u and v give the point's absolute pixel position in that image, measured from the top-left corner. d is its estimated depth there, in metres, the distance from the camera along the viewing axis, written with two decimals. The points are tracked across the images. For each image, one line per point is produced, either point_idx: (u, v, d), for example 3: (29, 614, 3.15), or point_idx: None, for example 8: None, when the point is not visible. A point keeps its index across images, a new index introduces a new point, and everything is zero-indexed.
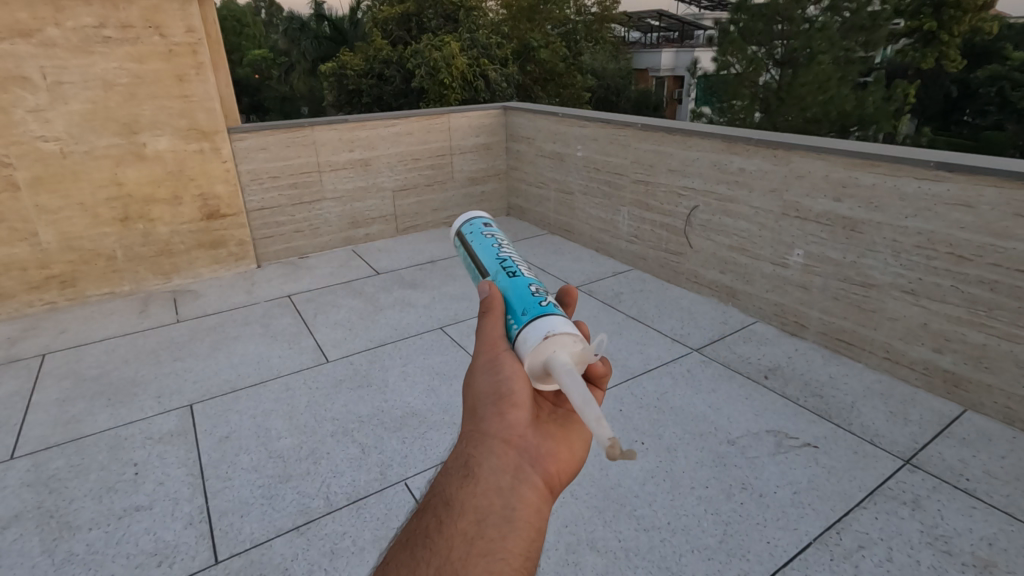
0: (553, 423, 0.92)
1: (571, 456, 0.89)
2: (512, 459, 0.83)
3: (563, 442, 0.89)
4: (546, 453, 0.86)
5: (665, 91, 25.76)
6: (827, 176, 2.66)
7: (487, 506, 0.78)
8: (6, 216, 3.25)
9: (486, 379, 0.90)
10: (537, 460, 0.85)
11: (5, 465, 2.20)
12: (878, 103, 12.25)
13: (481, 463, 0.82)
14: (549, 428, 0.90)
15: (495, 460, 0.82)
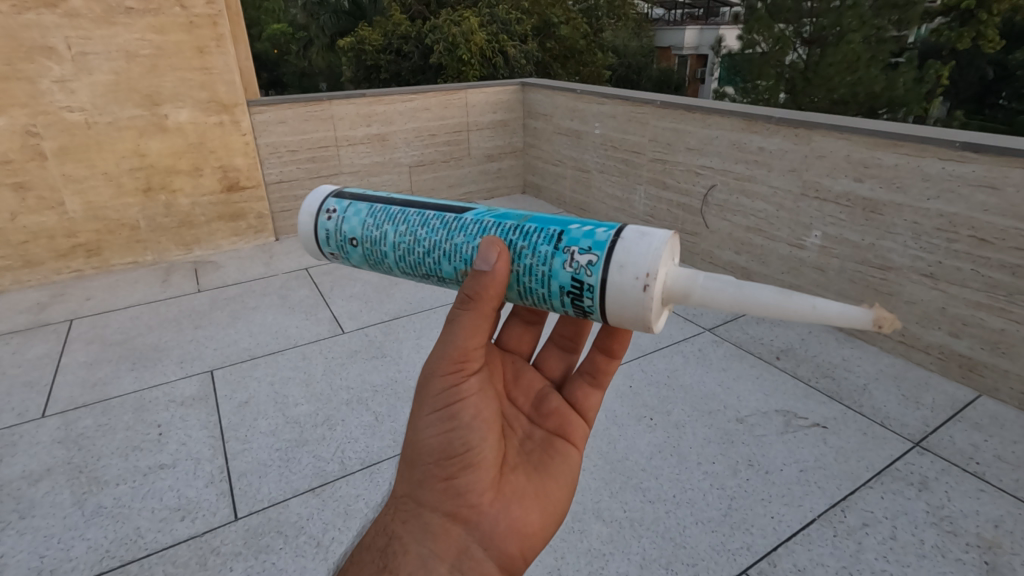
0: (505, 487, 1.02)
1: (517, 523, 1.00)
2: (455, 537, 0.94)
3: (525, 494, 1.03)
4: (490, 530, 0.97)
5: (689, 70, 25.20)
6: (848, 156, 2.62)
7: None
8: (34, 185, 3.33)
9: (434, 432, 0.96)
10: (482, 538, 0.96)
11: (37, 422, 2.30)
12: (909, 84, 11.84)
13: (422, 534, 0.93)
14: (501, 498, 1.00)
15: (434, 536, 0.93)
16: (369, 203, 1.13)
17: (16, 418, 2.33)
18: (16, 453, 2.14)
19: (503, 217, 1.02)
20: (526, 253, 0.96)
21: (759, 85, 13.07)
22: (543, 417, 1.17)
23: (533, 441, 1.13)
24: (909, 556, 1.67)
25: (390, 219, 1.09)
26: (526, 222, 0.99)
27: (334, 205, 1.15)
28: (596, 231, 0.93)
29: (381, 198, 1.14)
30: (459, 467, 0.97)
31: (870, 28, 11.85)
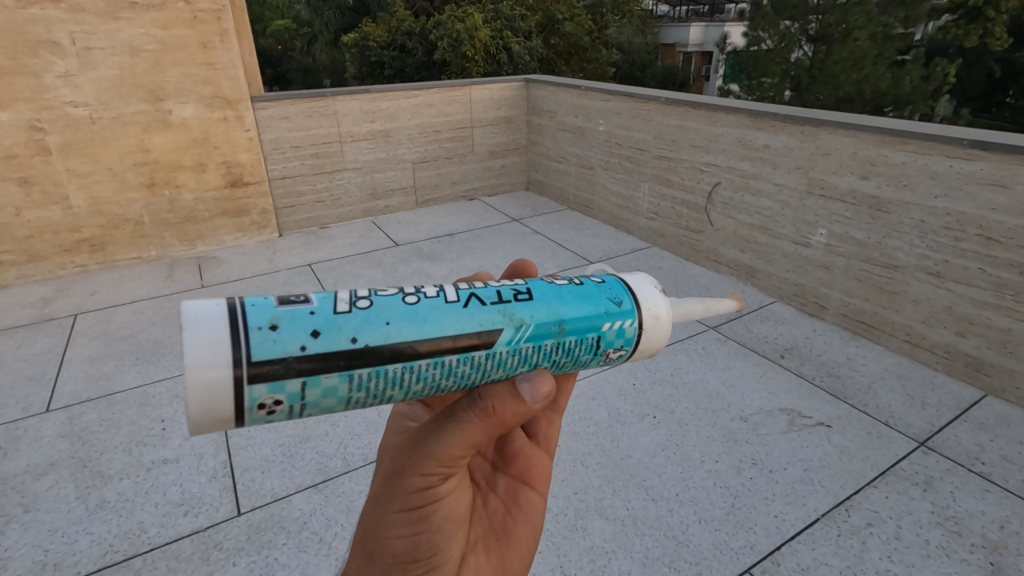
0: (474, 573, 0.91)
1: None
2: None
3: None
4: None
5: (694, 67, 25.11)
6: (854, 154, 2.60)
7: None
8: (38, 180, 3.34)
9: (399, 535, 0.83)
10: None
11: (42, 417, 2.31)
12: (915, 81, 11.75)
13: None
14: None
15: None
16: (345, 371, 0.66)
17: (20, 412, 2.34)
18: (21, 447, 2.14)
19: (537, 335, 0.75)
20: (568, 362, 0.79)
21: (763, 82, 13.00)
22: (510, 464, 1.04)
23: (498, 498, 1.00)
24: (914, 556, 1.66)
25: (392, 380, 0.69)
26: (567, 334, 0.77)
27: (276, 392, 0.63)
28: (628, 327, 0.80)
29: (347, 345, 0.65)
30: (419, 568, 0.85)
31: (876, 24, 11.72)
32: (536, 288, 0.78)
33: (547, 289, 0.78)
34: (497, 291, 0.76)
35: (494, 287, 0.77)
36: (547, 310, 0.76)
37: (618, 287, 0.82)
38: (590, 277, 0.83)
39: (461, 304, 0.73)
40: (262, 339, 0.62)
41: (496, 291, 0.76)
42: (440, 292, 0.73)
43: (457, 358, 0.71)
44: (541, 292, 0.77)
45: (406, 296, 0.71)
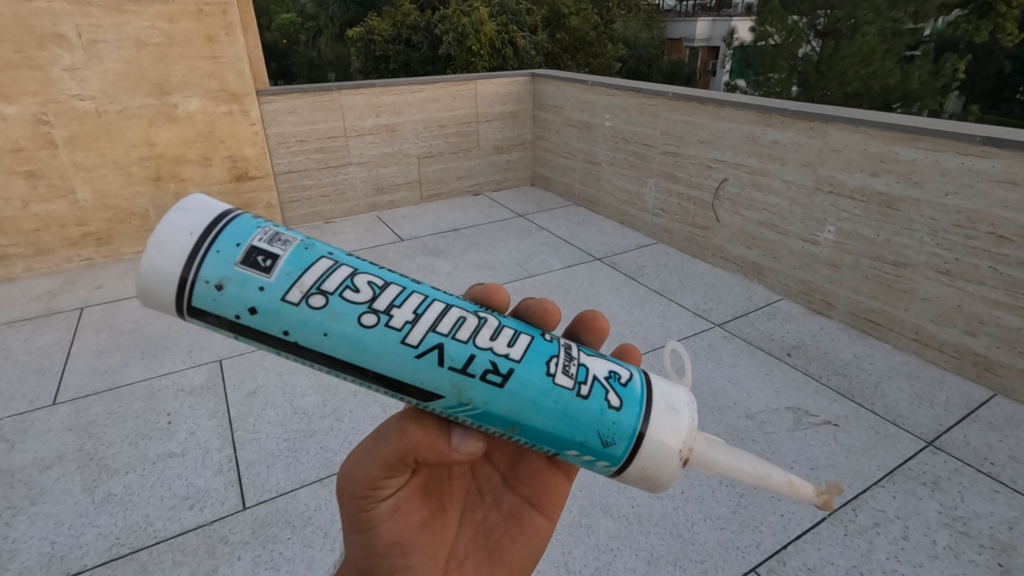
0: None
1: None
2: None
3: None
4: None
5: (700, 62, 24.95)
6: (864, 150, 2.57)
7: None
8: (45, 173, 3.34)
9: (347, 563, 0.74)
10: None
11: (48, 410, 2.32)
12: (925, 78, 11.61)
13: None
14: None
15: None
16: (274, 347, 0.61)
17: (27, 405, 2.35)
18: (27, 440, 2.15)
19: (481, 419, 0.64)
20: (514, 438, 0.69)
21: (771, 78, 12.88)
22: (520, 480, 0.88)
23: (496, 513, 0.86)
24: (921, 556, 1.65)
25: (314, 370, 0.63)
26: (515, 433, 0.65)
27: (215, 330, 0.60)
28: (597, 463, 0.67)
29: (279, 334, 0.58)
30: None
31: (885, 19, 11.54)
32: (523, 374, 0.63)
33: (534, 381, 0.63)
34: (473, 357, 0.62)
35: (473, 349, 0.62)
36: (507, 406, 0.63)
37: (628, 428, 0.65)
38: (603, 391, 0.66)
39: (416, 353, 0.60)
40: (204, 294, 0.56)
41: (473, 355, 0.62)
42: (406, 327, 0.60)
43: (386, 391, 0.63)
44: (524, 380, 0.63)
45: (368, 312, 0.60)
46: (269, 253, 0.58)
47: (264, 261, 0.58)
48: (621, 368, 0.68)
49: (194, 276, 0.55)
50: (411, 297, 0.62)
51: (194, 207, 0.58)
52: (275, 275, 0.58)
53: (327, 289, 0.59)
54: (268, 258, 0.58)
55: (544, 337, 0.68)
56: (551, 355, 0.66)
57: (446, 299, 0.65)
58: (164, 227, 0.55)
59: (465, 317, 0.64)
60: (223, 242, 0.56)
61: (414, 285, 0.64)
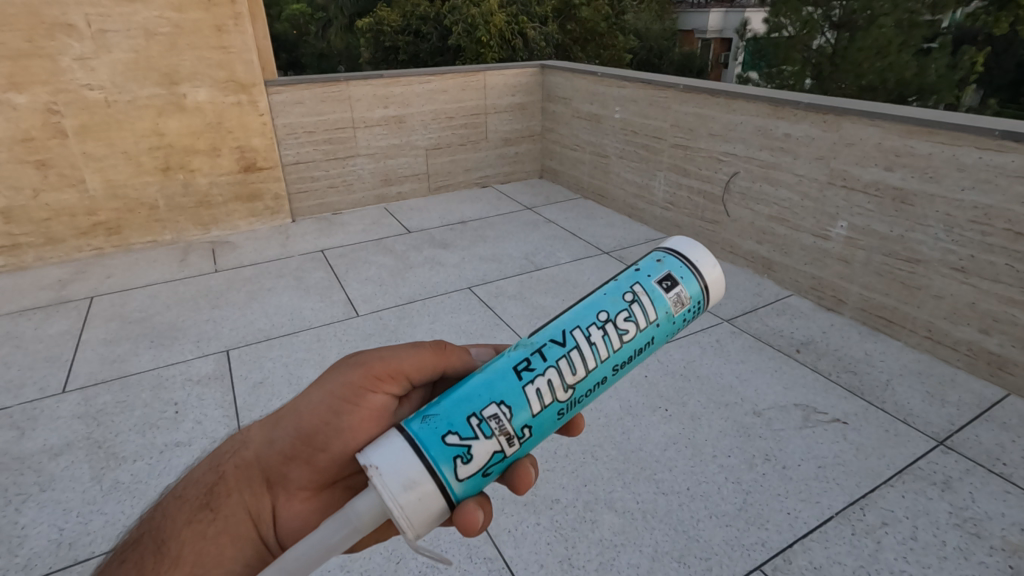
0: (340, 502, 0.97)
1: None
2: (262, 502, 0.96)
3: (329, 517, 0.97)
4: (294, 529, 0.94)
5: (712, 54, 24.65)
6: (879, 144, 2.53)
7: (217, 557, 0.90)
8: (55, 163, 3.36)
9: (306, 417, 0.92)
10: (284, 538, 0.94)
11: (58, 397, 2.34)
12: (942, 70, 11.30)
13: (234, 496, 0.95)
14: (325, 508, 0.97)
15: (248, 496, 0.95)
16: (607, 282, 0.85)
17: (38, 393, 2.37)
18: (38, 427, 2.18)
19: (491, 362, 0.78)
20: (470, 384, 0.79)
21: (784, 70, 12.66)
22: None
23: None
24: (930, 557, 1.63)
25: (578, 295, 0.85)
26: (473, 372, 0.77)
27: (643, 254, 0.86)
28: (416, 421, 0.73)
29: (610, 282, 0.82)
30: (298, 458, 0.94)
31: (902, 11, 11.23)
32: (508, 393, 0.73)
33: (501, 394, 0.73)
34: (538, 369, 0.75)
35: (543, 365, 0.75)
36: (498, 366, 0.76)
37: (419, 435, 0.70)
38: (458, 453, 0.69)
39: (563, 335, 0.77)
40: (654, 258, 0.83)
41: (543, 366, 0.75)
42: (587, 330, 0.78)
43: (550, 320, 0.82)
44: (501, 394, 0.73)
45: (611, 311, 0.79)
46: (677, 290, 0.81)
47: (668, 282, 0.81)
48: (466, 470, 0.69)
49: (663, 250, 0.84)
50: (602, 352, 0.77)
51: (717, 273, 0.84)
52: (658, 285, 0.81)
53: (637, 295, 0.80)
54: (672, 283, 0.81)
55: (529, 421, 0.73)
56: (511, 421, 0.73)
57: (588, 375, 0.77)
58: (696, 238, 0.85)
59: (583, 372, 0.76)
60: (674, 256, 0.83)
61: (601, 365, 0.77)
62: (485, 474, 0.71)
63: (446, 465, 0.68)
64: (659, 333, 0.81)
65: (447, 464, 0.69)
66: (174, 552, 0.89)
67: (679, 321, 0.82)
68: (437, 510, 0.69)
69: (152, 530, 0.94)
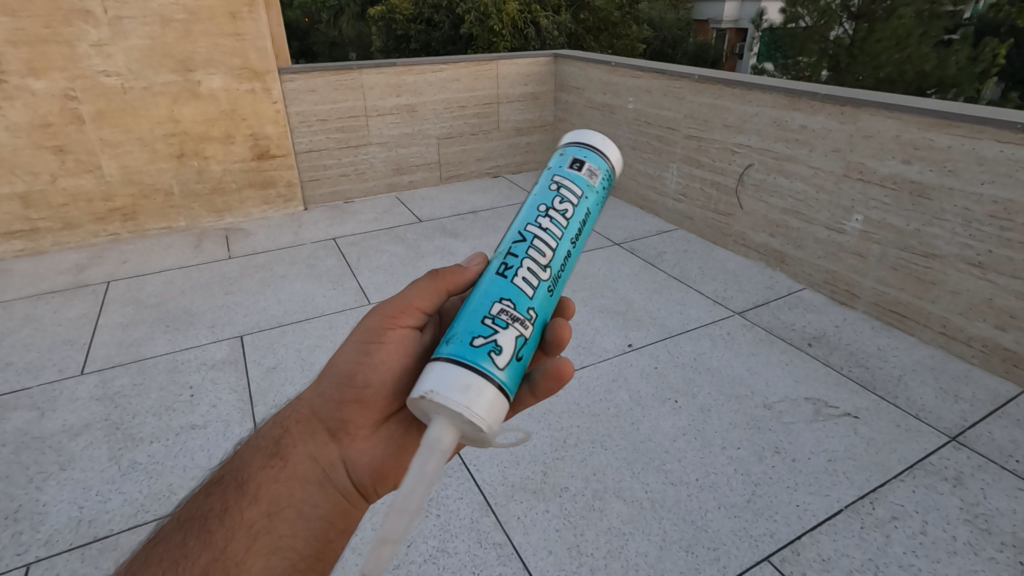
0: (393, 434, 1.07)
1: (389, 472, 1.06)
2: (329, 443, 1.04)
3: (389, 450, 1.06)
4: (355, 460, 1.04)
5: (727, 45, 24.32)
6: (897, 136, 2.49)
7: (289, 494, 1.01)
8: (73, 149, 3.40)
9: (346, 364, 1.03)
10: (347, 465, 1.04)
11: (77, 379, 2.39)
12: (963, 63, 10.91)
13: (305, 435, 1.04)
14: (382, 439, 1.06)
15: (316, 437, 1.04)
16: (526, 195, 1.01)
17: (57, 374, 2.42)
18: (57, 408, 2.22)
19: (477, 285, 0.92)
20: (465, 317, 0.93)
21: (801, 61, 12.44)
22: None
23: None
24: (939, 552, 1.63)
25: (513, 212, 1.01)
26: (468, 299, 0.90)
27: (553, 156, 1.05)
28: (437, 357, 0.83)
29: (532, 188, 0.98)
30: (350, 399, 1.03)
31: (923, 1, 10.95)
32: (503, 290, 0.87)
33: (502, 293, 0.87)
34: (514, 262, 0.90)
35: (518, 260, 0.90)
36: (485, 282, 0.89)
37: (454, 353, 0.80)
38: (489, 347, 0.81)
39: (521, 232, 0.93)
40: (563, 158, 1.00)
41: (518, 259, 0.90)
42: (535, 221, 0.93)
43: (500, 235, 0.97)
44: (499, 292, 0.87)
45: (547, 201, 0.95)
46: (588, 165, 0.99)
47: (577, 163, 0.99)
48: (502, 356, 0.81)
49: (569, 142, 1.03)
50: (556, 231, 0.93)
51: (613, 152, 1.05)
52: (572, 168, 0.99)
53: (560, 179, 0.97)
54: (582, 162, 0.99)
55: (530, 303, 0.88)
56: (517, 310, 0.86)
57: (555, 251, 0.92)
58: (589, 129, 1.04)
59: (555, 254, 0.92)
60: (576, 144, 1.01)
61: (561, 241, 0.93)
62: (518, 358, 0.83)
63: (485, 360, 0.79)
64: (591, 205, 0.98)
65: (486, 359, 0.79)
66: (252, 490, 1.00)
67: (602, 189, 1.00)
68: (502, 399, 0.78)
69: (230, 473, 1.04)
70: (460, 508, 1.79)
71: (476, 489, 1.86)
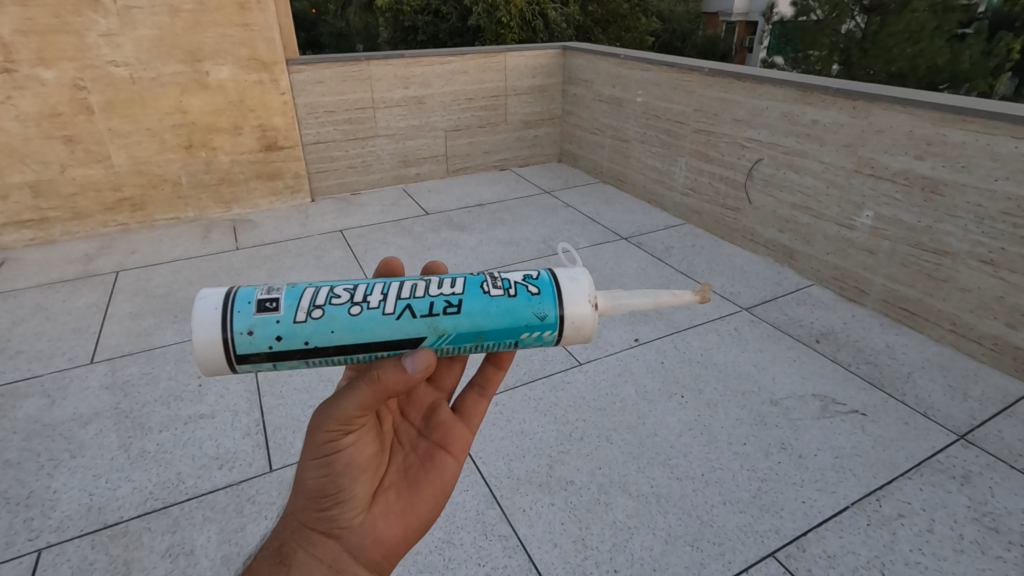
0: (391, 498, 0.96)
1: (402, 534, 0.95)
2: (329, 551, 0.89)
3: (396, 521, 0.94)
4: (367, 543, 0.91)
5: (737, 38, 24.07)
6: (909, 132, 2.46)
7: None
8: (82, 139, 3.41)
9: (310, 476, 0.88)
10: (357, 551, 0.91)
11: (86, 367, 2.41)
12: (977, 57, 9.69)
13: (298, 559, 0.88)
14: (382, 510, 0.94)
15: (312, 552, 0.89)
16: (303, 359, 0.85)
17: (67, 363, 2.44)
18: (67, 396, 2.25)
19: (456, 342, 0.87)
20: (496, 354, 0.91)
21: (812, 55, 11.75)
22: (433, 428, 1.05)
23: (413, 456, 1.01)
24: (946, 550, 1.63)
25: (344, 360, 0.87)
26: (484, 341, 0.88)
27: (259, 370, 0.85)
28: (546, 335, 0.89)
29: (320, 338, 0.83)
30: (332, 504, 0.90)
31: None
32: (471, 301, 0.87)
33: (476, 302, 0.87)
34: (431, 302, 0.86)
35: (430, 299, 0.86)
36: (469, 323, 0.86)
37: (547, 295, 0.89)
38: (525, 287, 0.89)
39: (395, 316, 0.85)
40: (254, 337, 0.82)
41: (430, 301, 0.86)
42: (379, 304, 0.85)
43: (395, 349, 0.86)
44: (474, 306, 0.86)
45: (347, 308, 0.84)
46: (268, 298, 0.84)
47: (269, 305, 0.83)
48: (523, 273, 0.92)
49: (236, 357, 0.83)
50: (376, 287, 0.87)
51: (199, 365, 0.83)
52: (277, 309, 0.84)
53: (298, 313, 0.83)
54: (271, 302, 0.84)
55: (467, 276, 0.90)
56: (484, 282, 0.90)
57: (397, 282, 0.89)
58: (200, 324, 0.81)
59: (395, 285, 0.88)
60: (238, 303, 0.83)
61: (380, 282, 0.89)
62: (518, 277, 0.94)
63: (539, 278, 0.91)
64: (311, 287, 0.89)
65: (536, 277, 0.91)
66: None
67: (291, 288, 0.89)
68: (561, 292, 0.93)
69: None
70: (466, 500, 1.80)
71: (482, 482, 1.87)
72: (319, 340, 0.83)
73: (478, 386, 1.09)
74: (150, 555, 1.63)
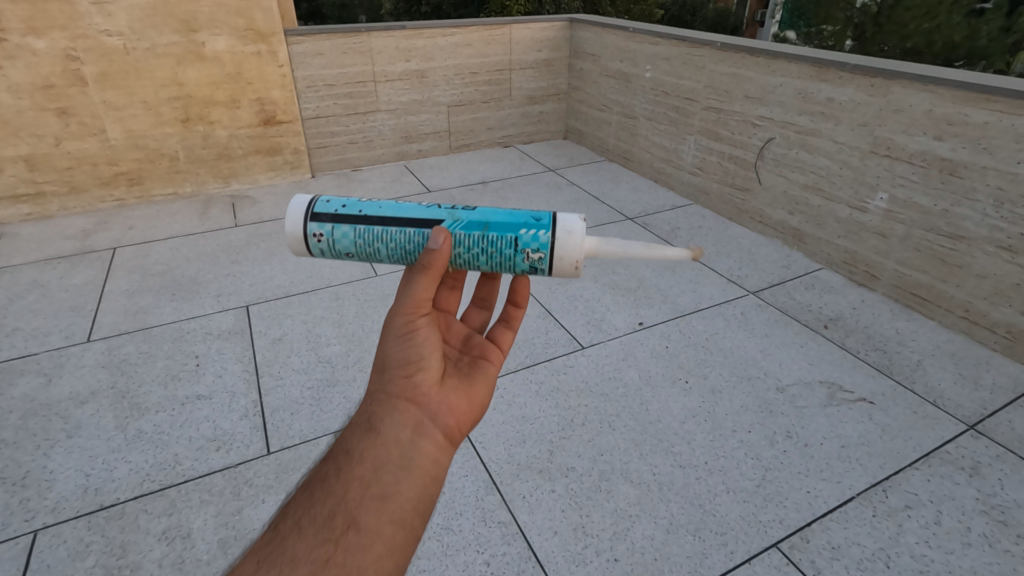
0: (456, 379, 0.96)
1: (469, 411, 0.94)
2: (412, 417, 0.87)
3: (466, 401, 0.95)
4: (445, 410, 0.90)
5: (748, 12, 23.41)
6: (930, 111, 2.37)
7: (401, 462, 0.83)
8: (75, 111, 3.33)
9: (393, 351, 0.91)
10: (437, 417, 0.89)
11: (83, 346, 2.38)
12: None
13: (385, 423, 0.85)
14: (453, 386, 0.94)
15: (397, 418, 0.86)
16: (351, 227, 1.05)
17: (63, 341, 2.41)
18: (64, 374, 2.22)
19: (469, 229, 1.04)
20: (498, 250, 1.04)
21: None
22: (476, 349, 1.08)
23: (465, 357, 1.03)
24: (953, 543, 1.60)
25: (378, 236, 1.05)
26: (489, 231, 1.04)
27: (319, 230, 1.05)
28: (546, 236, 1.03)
29: (371, 209, 1.06)
30: (413, 371, 0.91)
31: None
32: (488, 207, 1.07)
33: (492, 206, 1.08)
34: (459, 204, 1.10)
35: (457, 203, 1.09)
36: (482, 216, 1.05)
37: (548, 215, 1.06)
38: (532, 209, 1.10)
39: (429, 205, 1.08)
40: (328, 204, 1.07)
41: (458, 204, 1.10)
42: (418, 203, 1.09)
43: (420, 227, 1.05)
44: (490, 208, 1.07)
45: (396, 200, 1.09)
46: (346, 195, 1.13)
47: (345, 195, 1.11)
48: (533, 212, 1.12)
49: (311, 214, 1.06)
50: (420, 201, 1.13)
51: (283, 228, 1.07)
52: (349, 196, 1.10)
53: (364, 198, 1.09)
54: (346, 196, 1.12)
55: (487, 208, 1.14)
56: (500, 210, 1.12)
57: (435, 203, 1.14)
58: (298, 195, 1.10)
59: None
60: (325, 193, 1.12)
61: None
62: None
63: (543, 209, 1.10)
64: None
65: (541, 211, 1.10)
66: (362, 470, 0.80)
67: None
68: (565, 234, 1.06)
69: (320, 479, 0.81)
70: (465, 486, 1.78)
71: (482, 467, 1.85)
72: (370, 210, 1.06)
73: (504, 319, 1.13)
74: (147, 537, 1.61)
